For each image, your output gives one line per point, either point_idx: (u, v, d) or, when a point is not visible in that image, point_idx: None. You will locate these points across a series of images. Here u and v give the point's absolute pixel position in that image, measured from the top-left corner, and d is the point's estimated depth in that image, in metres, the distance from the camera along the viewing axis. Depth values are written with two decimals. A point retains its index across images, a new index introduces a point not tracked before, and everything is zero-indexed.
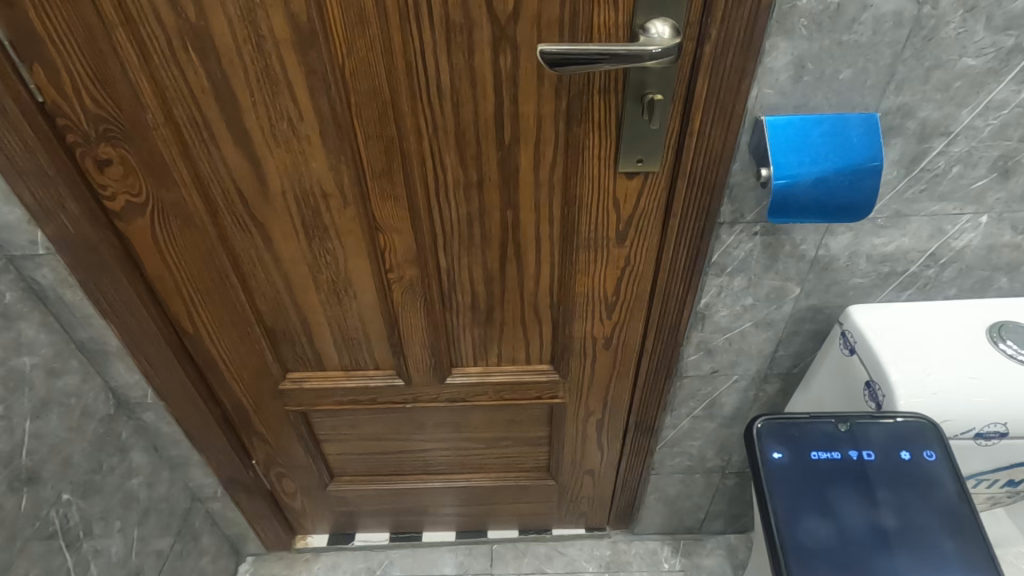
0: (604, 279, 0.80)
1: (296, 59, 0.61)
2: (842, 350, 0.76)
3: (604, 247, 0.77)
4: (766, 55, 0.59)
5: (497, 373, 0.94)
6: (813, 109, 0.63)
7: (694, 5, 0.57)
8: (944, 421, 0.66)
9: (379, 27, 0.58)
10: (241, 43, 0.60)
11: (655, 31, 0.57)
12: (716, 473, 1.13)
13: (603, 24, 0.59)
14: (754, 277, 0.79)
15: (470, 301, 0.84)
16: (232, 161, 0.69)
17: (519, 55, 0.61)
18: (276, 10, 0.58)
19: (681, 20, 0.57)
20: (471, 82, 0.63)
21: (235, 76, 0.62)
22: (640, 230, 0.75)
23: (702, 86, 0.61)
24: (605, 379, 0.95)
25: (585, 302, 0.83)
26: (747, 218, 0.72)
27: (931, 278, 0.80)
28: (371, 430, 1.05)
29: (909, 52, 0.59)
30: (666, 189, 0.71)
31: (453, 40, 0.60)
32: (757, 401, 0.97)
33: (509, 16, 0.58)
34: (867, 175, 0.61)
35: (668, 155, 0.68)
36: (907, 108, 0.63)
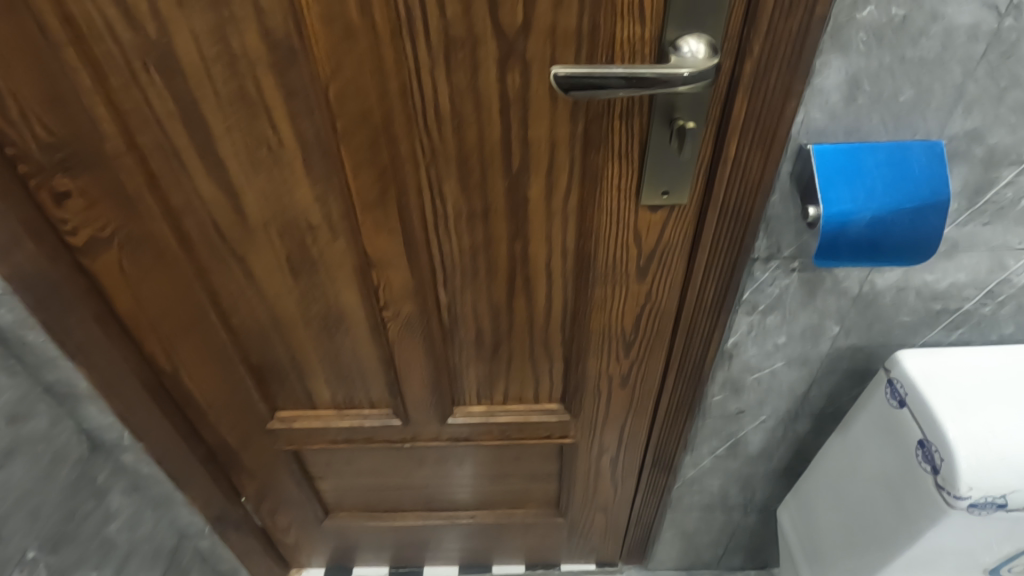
0: (622, 316, 0.73)
1: (274, 80, 0.53)
2: (889, 401, 0.68)
3: (623, 283, 0.69)
4: (817, 74, 0.51)
5: (503, 413, 0.86)
6: (867, 135, 0.54)
7: (734, 17, 0.49)
8: (1013, 492, 0.58)
9: (369, 43, 0.51)
10: (210, 62, 0.52)
11: (687, 49, 0.49)
12: (737, 511, 1.05)
13: (627, 39, 0.50)
14: (789, 314, 0.71)
15: (474, 339, 0.77)
16: (206, 190, 0.61)
17: (529, 73, 0.53)
18: (250, 24, 0.50)
19: (721, 34, 0.49)
20: (474, 105, 0.55)
21: (205, 98, 0.54)
22: (664, 265, 0.67)
23: (741, 110, 0.53)
24: (621, 417, 0.87)
25: (600, 339, 0.75)
26: (785, 253, 0.64)
27: (986, 314, 0.72)
28: (369, 467, 0.98)
29: (983, 70, 0.51)
30: (694, 222, 0.63)
31: (455, 57, 0.52)
32: (785, 441, 0.90)
33: (518, 29, 0.50)
34: (931, 213, 0.53)
35: (699, 184, 0.60)
36: (975, 133, 0.55)
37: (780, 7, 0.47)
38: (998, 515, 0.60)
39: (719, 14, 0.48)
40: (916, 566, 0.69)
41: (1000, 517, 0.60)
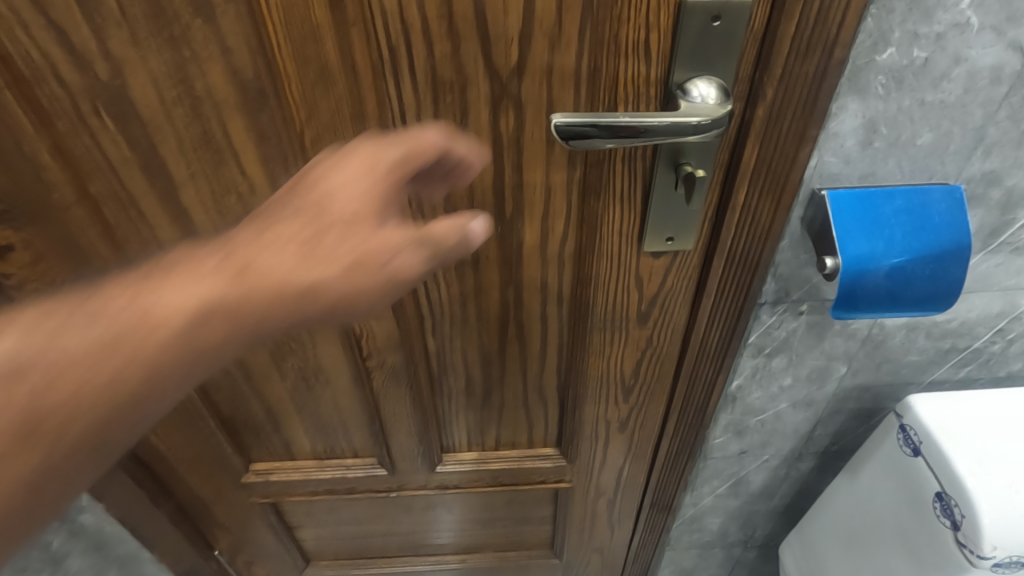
0: (622, 361, 0.69)
1: (242, 124, 0.48)
2: (902, 448, 0.65)
3: (623, 329, 0.65)
4: (833, 118, 0.47)
5: (494, 460, 0.82)
6: (882, 179, 0.51)
7: (746, 60, 0.46)
8: None
9: (348, 85, 0.46)
10: (169, 106, 0.47)
11: (697, 94, 0.45)
12: (737, 547, 1.02)
13: (630, 82, 0.47)
14: (795, 357, 0.68)
15: (464, 386, 0.72)
16: (168, 241, 0.55)
17: (524, 116, 0.49)
18: (214, 64, 0.45)
19: (732, 77, 0.46)
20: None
21: (165, 143, 0.49)
22: (667, 310, 0.63)
23: (751, 155, 0.50)
24: (619, 460, 0.83)
25: (599, 384, 0.71)
26: (794, 297, 0.61)
27: (996, 352, 0.69)
28: (352, 515, 0.93)
29: (1005, 112, 0.48)
30: (698, 266, 0.60)
31: (443, 100, 0.47)
32: (788, 479, 0.86)
33: (512, 70, 0.46)
34: (952, 262, 0.50)
35: (704, 229, 0.56)
36: (993, 175, 0.52)
37: (796, 50, 0.44)
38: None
39: (731, 58, 0.45)
40: None
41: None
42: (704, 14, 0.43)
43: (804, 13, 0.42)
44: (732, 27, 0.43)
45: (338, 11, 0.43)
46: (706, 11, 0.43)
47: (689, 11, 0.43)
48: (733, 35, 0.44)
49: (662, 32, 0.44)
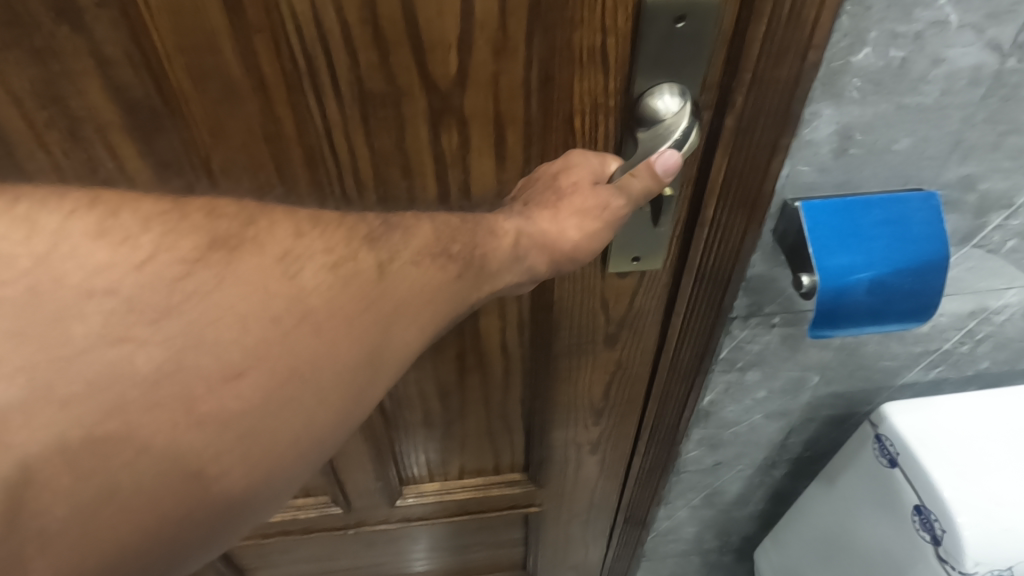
0: (591, 384, 0.64)
1: (136, 149, 0.41)
2: (879, 459, 0.63)
3: (589, 349, 0.60)
4: (806, 125, 0.43)
5: (458, 489, 0.77)
6: (857, 188, 0.48)
7: (715, 66, 0.41)
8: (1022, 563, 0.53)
9: (261, 105, 0.40)
10: (41, 129, 0.40)
11: (660, 105, 0.41)
12: (714, 553, 1.00)
13: (586, 91, 0.42)
14: (769, 370, 0.65)
15: (421, 419, 0.66)
16: None
17: (469, 133, 0.43)
18: (91, 81, 0.38)
19: (698, 85, 0.42)
20: (402, 170, 0.45)
21: (43, 174, 0.42)
22: (636, 331, 0.59)
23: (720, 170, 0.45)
24: (591, 481, 0.79)
25: (568, 408, 0.67)
26: (766, 310, 0.58)
27: (965, 353, 0.68)
28: (311, 555, 0.86)
29: (983, 115, 0.45)
30: (667, 284, 0.55)
31: (376, 115, 0.42)
32: (762, 486, 0.84)
33: (453, 82, 0.41)
34: (933, 274, 0.47)
35: (674, 245, 0.52)
36: (969, 180, 0.49)
37: (767, 52, 0.39)
38: None
39: (699, 62, 0.41)
40: None
41: None
42: (666, 15, 0.38)
43: (773, 13, 0.38)
44: (697, 28, 0.39)
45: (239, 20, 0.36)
46: (668, 11, 0.38)
47: (650, 12, 0.38)
48: (699, 37, 0.39)
49: (619, 36, 0.40)
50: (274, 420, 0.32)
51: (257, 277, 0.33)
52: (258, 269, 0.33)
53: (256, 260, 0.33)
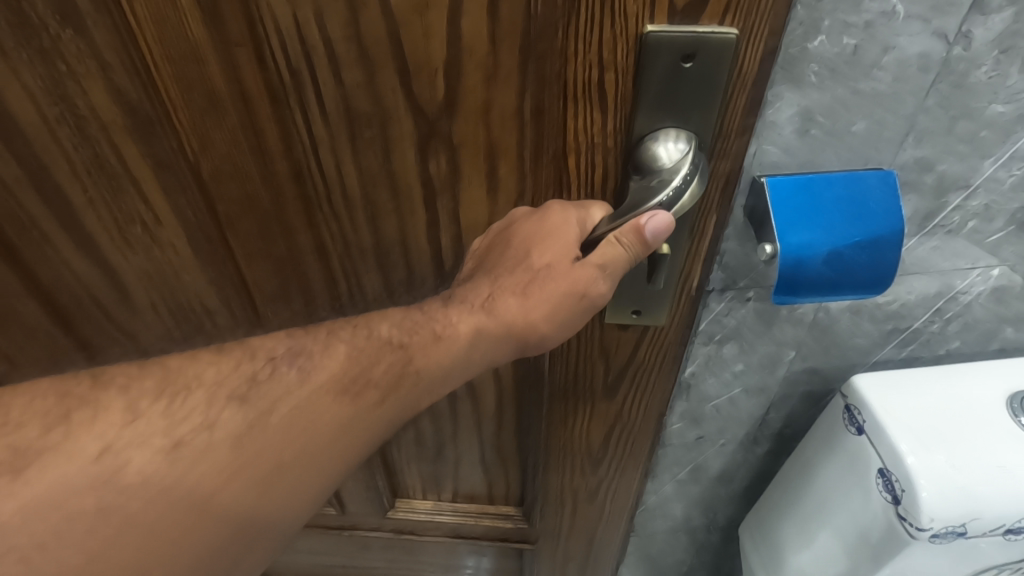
0: (589, 433, 0.67)
1: (137, 150, 0.48)
2: (848, 428, 0.67)
3: (590, 403, 0.63)
4: (768, 106, 0.48)
5: (449, 510, 0.84)
6: (821, 166, 0.52)
7: (738, 105, 0.43)
8: (973, 520, 0.57)
9: (245, 111, 0.46)
10: (55, 125, 0.46)
11: (666, 147, 0.43)
12: (701, 531, 1.04)
13: (582, 127, 0.44)
14: (746, 343, 0.69)
15: (414, 438, 0.73)
16: (79, 269, 0.56)
17: (456, 157, 0.49)
18: (96, 84, 0.44)
19: (707, 131, 0.44)
20: (389, 191, 0.51)
21: (58, 167, 0.48)
22: (640, 385, 0.62)
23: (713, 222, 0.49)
24: (587, 527, 0.80)
25: (564, 451, 0.69)
26: (740, 284, 0.62)
27: (935, 332, 0.72)
28: (322, 543, 0.95)
29: (935, 100, 0.49)
30: (674, 342, 0.58)
31: (361, 133, 0.47)
32: (746, 463, 0.88)
33: (438, 106, 0.46)
34: (888, 247, 0.51)
35: (681, 303, 0.54)
36: (926, 161, 0.53)
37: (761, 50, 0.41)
38: (957, 542, 0.59)
39: (706, 104, 0.43)
40: None
41: (960, 544, 0.59)
42: (673, 53, 0.40)
43: (760, 46, 0.40)
44: (704, 66, 0.41)
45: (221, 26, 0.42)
46: (676, 49, 0.40)
47: (657, 49, 0.40)
48: (708, 74, 0.41)
49: (620, 72, 0.42)
50: (198, 532, 0.43)
51: (71, 476, 0.41)
52: (62, 473, 0.41)
53: (61, 464, 0.41)
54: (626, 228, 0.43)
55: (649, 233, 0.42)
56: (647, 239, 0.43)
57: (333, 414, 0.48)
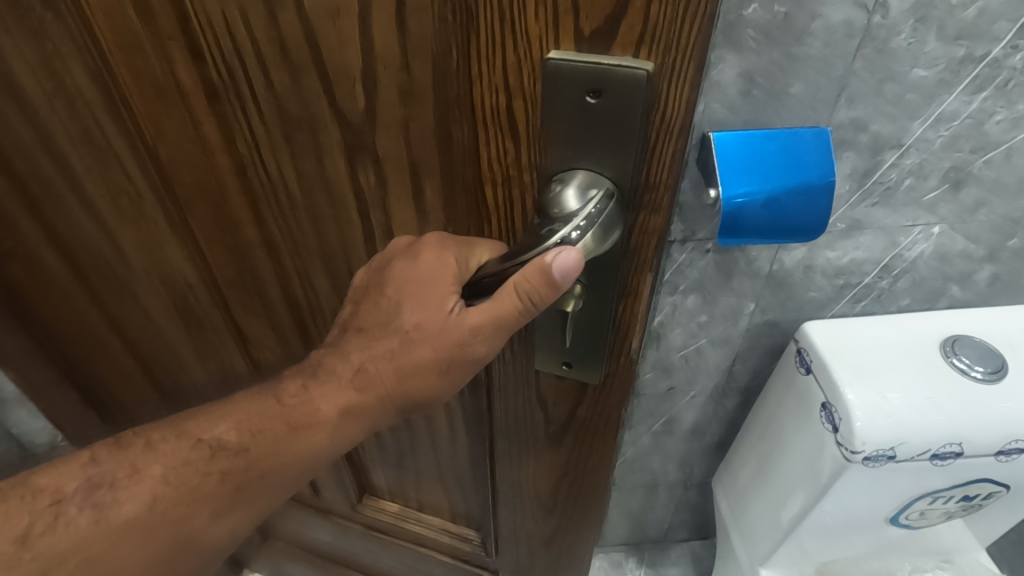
0: (537, 475, 0.64)
1: (115, 128, 0.50)
2: (798, 369, 0.74)
3: (534, 445, 0.60)
4: (712, 68, 0.55)
5: (414, 518, 0.87)
6: (764, 123, 0.59)
7: (661, 149, 0.36)
8: (901, 444, 0.64)
9: (186, 108, 0.46)
10: (49, 94, 0.49)
11: (570, 192, 0.37)
12: (679, 487, 1.11)
13: (495, 158, 0.39)
14: (708, 294, 0.75)
15: (376, 444, 0.77)
16: (86, 227, 0.59)
17: (384, 173, 0.46)
18: (77, 64, 0.46)
19: (627, 176, 0.37)
20: (327, 197, 0.49)
21: (57, 131, 0.51)
22: (584, 436, 0.56)
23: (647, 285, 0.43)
24: (543, 563, 0.80)
25: (513, 488, 0.68)
26: (699, 235, 0.69)
27: (885, 289, 0.78)
28: (308, 516, 1.02)
29: (861, 63, 0.56)
30: (616, 399, 0.52)
31: (295, 138, 0.45)
32: (717, 416, 0.95)
33: (363, 116, 0.42)
34: (821, 194, 0.58)
35: (619, 363, 0.48)
36: (859, 121, 0.60)
37: None
38: (888, 465, 0.67)
39: (623, 144, 0.36)
40: (830, 519, 0.77)
41: (891, 467, 0.67)
42: (579, 87, 0.34)
43: (676, 89, 0.34)
44: (617, 103, 0.35)
45: (154, 25, 0.42)
46: (580, 82, 0.34)
47: (560, 79, 0.34)
48: (619, 111, 0.35)
49: (529, 100, 0.36)
50: None
51: None
52: None
53: None
54: (530, 265, 0.38)
55: (557, 274, 0.37)
56: (555, 280, 0.38)
57: (174, 524, 0.47)
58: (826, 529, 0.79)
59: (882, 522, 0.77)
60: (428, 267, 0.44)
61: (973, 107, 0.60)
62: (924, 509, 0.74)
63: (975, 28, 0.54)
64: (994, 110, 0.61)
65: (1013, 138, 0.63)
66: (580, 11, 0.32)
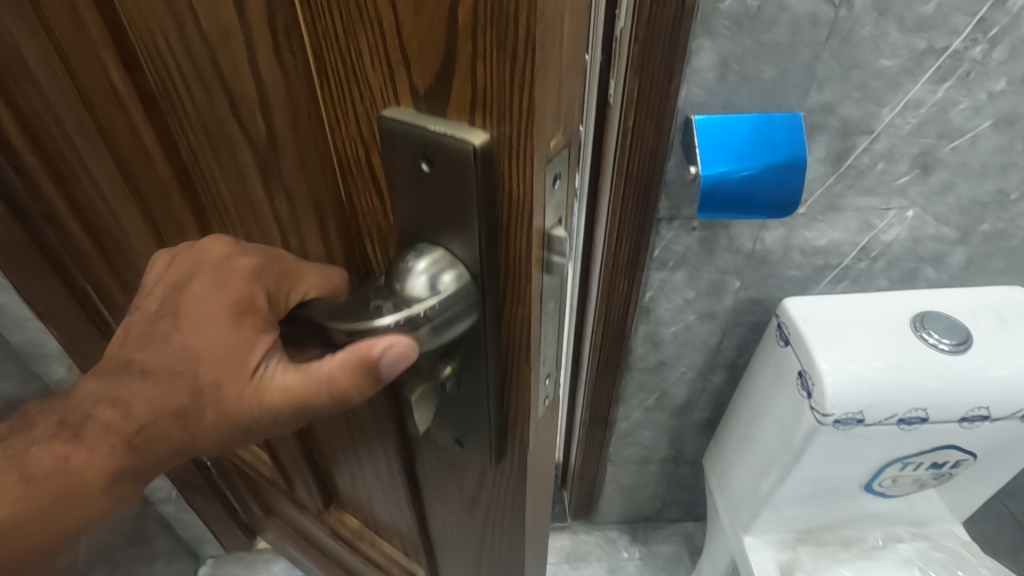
0: (463, 534, 0.53)
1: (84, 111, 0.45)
2: (778, 341, 0.79)
3: (450, 503, 0.50)
4: (692, 55, 0.61)
5: (375, 541, 0.78)
6: (741, 107, 0.65)
7: (513, 230, 0.30)
8: (867, 407, 0.69)
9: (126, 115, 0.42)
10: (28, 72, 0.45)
11: (420, 266, 0.32)
12: (671, 464, 1.16)
13: (367, 208, 0.35)
14: (694, 270, 0.81)
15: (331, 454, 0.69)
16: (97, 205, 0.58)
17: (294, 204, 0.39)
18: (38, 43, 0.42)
19: (480, 254, 0.31)
20: (256, 219, 0.42)
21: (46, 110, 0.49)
22: (496, 513, 0.46)
23: (529, 383, 0.36)
24: None
25: (449, 538, 0.57)
26: (684, 214, 0.75)
27: (863, 269, 0.83)
28: (288, 499, 0.98)
29: (829, 53, 0.61)
30: (517, 489, 0.43)
31: (218, 154, 0.39)
32: (705, 392, 1.00)
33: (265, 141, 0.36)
34: (791, 172, 0.63)
35: (508, 455, 0.40)
36: (830, 107, 0.66)
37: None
38: (857, 429, 0.72)
39: (467, 213, 0.30)
40: (806, 486, 0.82)
41: (860, 431, 0.72)
42: (411, 150, 0.30)
43: (517, 161, 0.28)
44: (451, 173, 0.29)
45: (86, 34, 0.38)
46: (412, 146, 0.29)
47: (394, 140, 0.30)
48: (458, 180, 0.29)
49: (381, 153, 0.31)
50: None
51: None
52: None
53: None
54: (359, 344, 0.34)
55: (386, 366, 0.33)
56: (377, 370, 0.34)
57: None
58: (805, 496, 0.84)
59: (858, 489, 0.82)
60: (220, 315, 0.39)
61: (937, 95, 0.65)
62: (896, 475, 0.80)
63: (934, 22, 0.60)
64: (957, 99, 0.66)
65: (976, 125, 0.68)
66: (410, 67, 0.27)
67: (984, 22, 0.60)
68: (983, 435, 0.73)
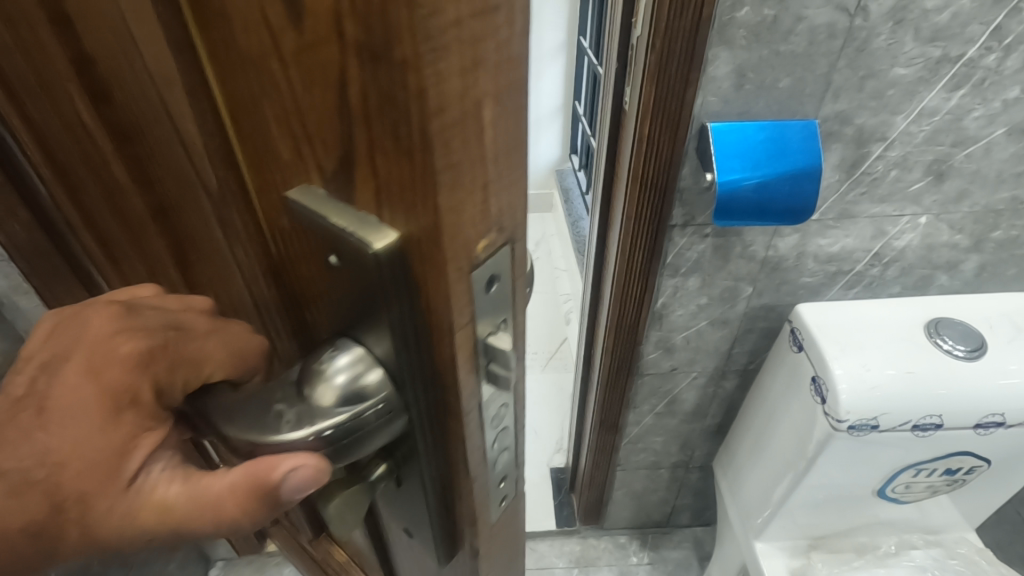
0: None
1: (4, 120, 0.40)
2: (792, 347, 0.79)
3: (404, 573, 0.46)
4: (708, 64, 0.61)
5: None
6: (756, 115, 0.65)
7: (440, 343, 0.25)
8: (882, 414, 0.70)
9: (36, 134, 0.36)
10: None
11: (337, 372, 0.27)
12: (681, 469, 1.16)
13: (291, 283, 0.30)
14: (707, 277, 0.81)
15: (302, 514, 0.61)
16: None
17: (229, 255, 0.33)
18: None
19: (400, 363, 0.26)
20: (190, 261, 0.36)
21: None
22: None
23: (474, 473, 0.33)
24: None
25: None
26: (698, 221, 0.75)
27: (876, 276, 0.83)
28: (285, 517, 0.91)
29: (844, 62, 0.62)
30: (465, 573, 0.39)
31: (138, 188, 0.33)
32: (717, 398, 1.00)
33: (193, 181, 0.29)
34: (807, 180, 0.63)
35: (450, 547, 0.37)
36: (844, 115, 0.66)
37: (673, 8, 0.57)
38: (872, 436, 0.72)
39: (381, 321, 0.25)
40: (820, 493, 0.82)
41: (875, 438, 0.72)
42: (316, 242, 0.25)
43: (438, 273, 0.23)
44: (359, 276, 0.24)
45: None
46: (318, 237, 0.24)
47: (302, 223, 0.24)
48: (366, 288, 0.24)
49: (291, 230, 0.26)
50: None
51: None
52: None
53: None
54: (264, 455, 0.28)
55: (289, 492, 0.28)
56: (276, 493, 0.28)
57: None
58: (818, 502, 0.84)
59: (871, 496, 0.82)
60: (84, 408, 0.29)
61: (952, 104, 0.66)
62: (909, 482, 0.80)
63: (949, 30, 0.60)
64: (972, 107, 0.66)
65: (990, 133, 0.68)
66: (312, 144, 0.22)
67: (1000, 31, 0.60)
68: (998, 442, 0.73)
